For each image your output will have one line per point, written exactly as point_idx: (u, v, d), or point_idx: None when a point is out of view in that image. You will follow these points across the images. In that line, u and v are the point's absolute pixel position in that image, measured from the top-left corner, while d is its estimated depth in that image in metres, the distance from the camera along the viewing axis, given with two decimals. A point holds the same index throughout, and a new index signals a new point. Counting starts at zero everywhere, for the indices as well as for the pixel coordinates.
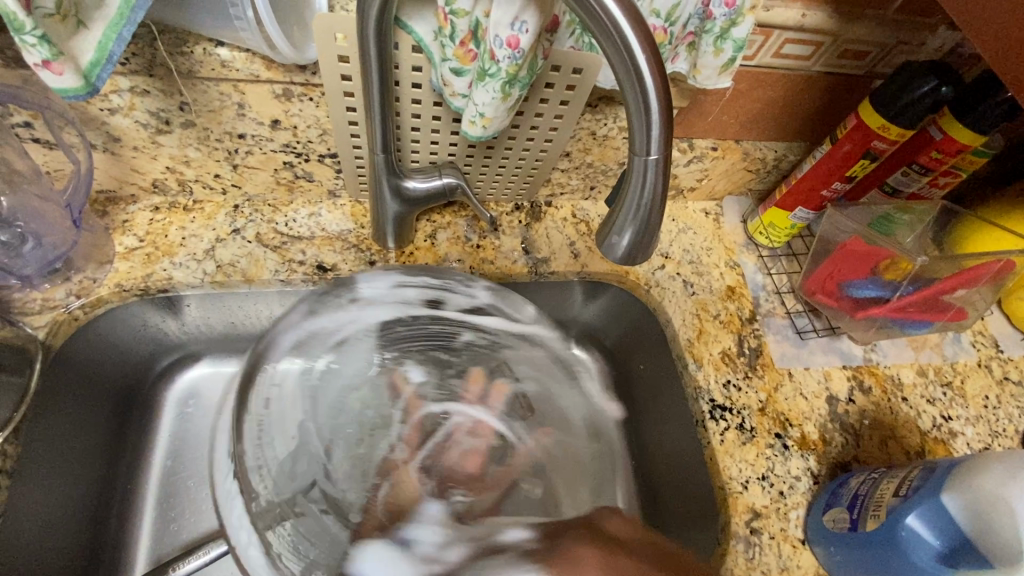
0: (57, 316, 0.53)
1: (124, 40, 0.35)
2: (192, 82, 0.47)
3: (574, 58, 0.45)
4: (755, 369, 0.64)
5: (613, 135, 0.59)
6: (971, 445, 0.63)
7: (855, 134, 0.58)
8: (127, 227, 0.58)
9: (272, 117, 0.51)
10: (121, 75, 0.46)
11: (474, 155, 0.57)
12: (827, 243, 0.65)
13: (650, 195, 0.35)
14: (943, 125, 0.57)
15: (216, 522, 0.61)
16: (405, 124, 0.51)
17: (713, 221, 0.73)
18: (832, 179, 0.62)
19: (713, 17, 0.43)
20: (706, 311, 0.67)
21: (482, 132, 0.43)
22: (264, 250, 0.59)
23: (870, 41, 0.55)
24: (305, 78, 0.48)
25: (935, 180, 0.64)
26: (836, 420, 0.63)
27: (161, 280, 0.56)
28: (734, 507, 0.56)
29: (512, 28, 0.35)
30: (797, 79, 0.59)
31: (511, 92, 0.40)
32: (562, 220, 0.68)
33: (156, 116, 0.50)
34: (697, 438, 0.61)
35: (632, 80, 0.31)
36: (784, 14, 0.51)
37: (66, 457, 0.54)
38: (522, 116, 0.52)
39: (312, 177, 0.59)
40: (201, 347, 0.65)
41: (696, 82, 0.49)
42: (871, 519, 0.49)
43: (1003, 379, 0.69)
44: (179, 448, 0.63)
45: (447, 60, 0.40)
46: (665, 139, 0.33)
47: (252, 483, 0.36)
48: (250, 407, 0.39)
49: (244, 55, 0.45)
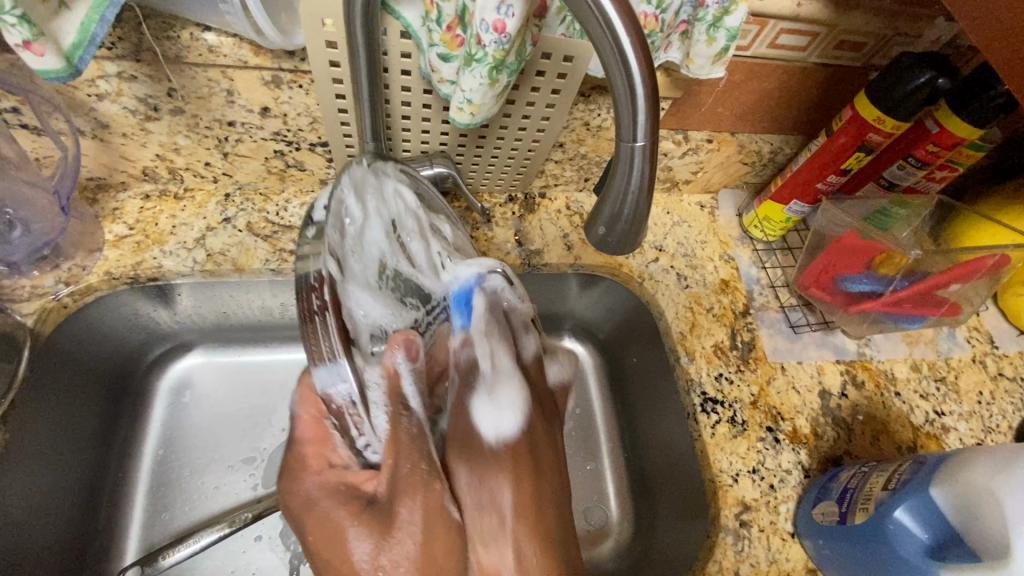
0: (45, 303, 0.53)
1: (107, 21, 0.35)
2: (180, 67, 0.47)
3: (565, 46, 0.45)
4: (747, 362, 0.64)
5: (607, 126, 0.59)
6: (963, 440, 0.63)
7: (850, 126, 0.57)
8: (117, 215, 0.57)
9: (261, 104, 0.51)
10: (108, 61, 0.46)
11: (466, 145, 0.56)
12: (821, 237, 0.64)
13: (638, 182, 0.35)
14: (940, 118, 0.56)
15: (208, 511, 0.61)
16: (396, 112, 0.51)
17: (708, 214, 0.73)
18: (828, 171, 0.62)
19: (705, 5, 0.43)
20: (699, 305, 0.66)
21: (471, 119, 0.43)
22: (255, 239, 0.59)
23: (866, 31, 0.54)
24: (295, 64, 0.48)
25: (931, 174, 0.64)
26: (828, 414, 0.62)
27: (150, 268, 0.56)
28: (725, 500, 0.56)
29: (498, 12, 0.35)
30: (793, 71, 0.58)
31: (499, 78, 0.39)
32: (556, 211, 0.67)
33: (144, 102, 0.50)
34: (688, 431, 0.61)
35: (616, 63, 0.31)
36: (779, 3, 0.50)
37: (53, 447, 0.54)
38: (513, 104, 0.51)
39: (302, 166, 0.59)
40: (192, 337, 0.65)
41: (689, 71, 0.49)
42: (860, 513, 0.49)
43: (996, 375, 0.69)
44: (169, 437, 0.63)
45: (434, 45, 0.40)
46: (651, 124, 0.33)
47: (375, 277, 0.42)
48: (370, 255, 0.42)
49: (232, 40, 0.45)
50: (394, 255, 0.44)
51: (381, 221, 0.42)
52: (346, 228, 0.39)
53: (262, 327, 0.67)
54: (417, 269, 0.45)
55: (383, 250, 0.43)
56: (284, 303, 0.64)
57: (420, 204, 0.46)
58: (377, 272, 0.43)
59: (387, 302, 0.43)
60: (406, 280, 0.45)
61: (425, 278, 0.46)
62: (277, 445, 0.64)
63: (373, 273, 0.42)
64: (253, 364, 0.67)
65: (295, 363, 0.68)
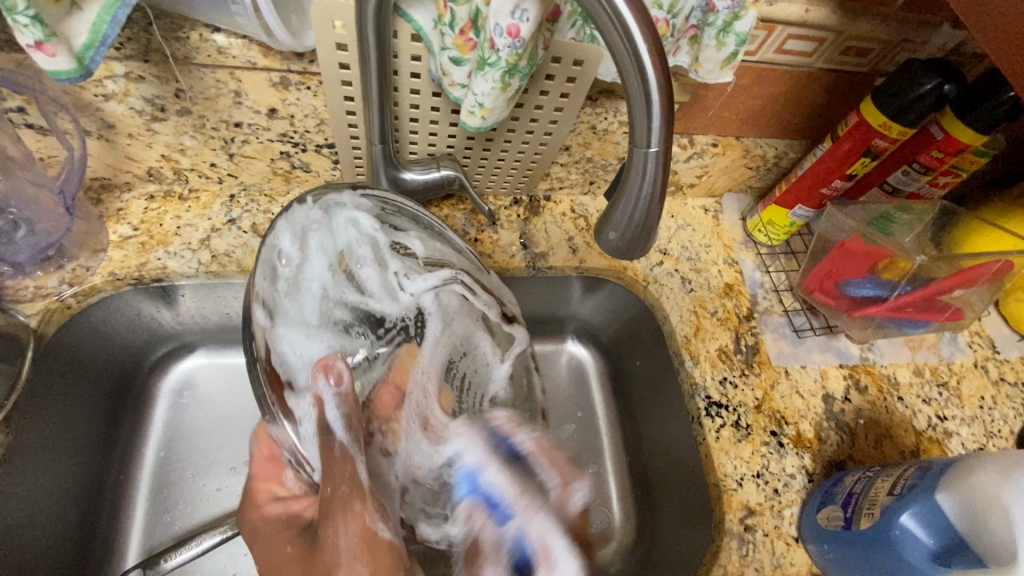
0: (50, 303, 0.53)
1: (118, 22, 0.34)
2: (188, 68, 0.47)
3: (575, 51, 0.45)
4: (751, 367, 0.64)
5: (614, 130, 0.59)
6: (966, 445, 0.63)
7: (856, 132, 0.57)
8: (122, 215, 0.57)
9: (268, 105, 0.51)
10: (116, 61, 0.45)
11: (473, 147, 0.56)
12: (825, 241, 0.65)
13: (650, 187, 0.35)
14: (945, 125, 0.57)
15: (210, 513, 0.60)
16: (404, 115, 0.51)
17: (713, 218, 0.73)
18: (833, 177, 0.62)
19: (716, 10, 0.43)
20: (704, 308, 0.67)
21: (481, 123, 0.43)
22: (260, 240, 0.59)
23: (872, 38, 0.54)
24: (304, 66, 0.48)
25: (935, 180, 0.64)
26: (832, 418, 0.63)
27: (154, 269, 0.56)
28: (729, 505, 0.56)
29: (512, 16, 0.35)
30: (799, 76, 0.59)
31: (511, 83, 0.39)
32: (561, 215, 0.67)
33: (151, 103, 0.49)
34: (693, 436, 0.61)
35: (632, 69, 0.31)
36: (788, 8, 0.51)
37: (56, 448, 0.53)
38: (522, 108, 0.51)
39: (308, 167, 0.59)
40: (195, 338, 0.65)
41: (697, 76, 0.49)
42: (865, 518, 0.49)
43: (998, 381, 0.69)
44: (171, 438, 0.63)
45: (447, 48, 0.40)
46: (665, 131, 0.33)
47: (311, 313, 0.43)
48: (309, 290, 0.44)
49: (241, 42, 0.45)
50: (338, 287, 0.44)
51: (337, 260, 0.45)
52: (279, 272, 0.43)
53: None
54: (365, 296, 0.46)
55: (328, 279, 0.44)
56: None
57: (379, 226, 0.46)
58: (320, 311, 0.44)
59: (332, 336, 0.44)
60: (353, 307, 0.45)
61: (375, 302, 0.46)
62: None
63: (320, 314, 0.44)
64: None
65: None
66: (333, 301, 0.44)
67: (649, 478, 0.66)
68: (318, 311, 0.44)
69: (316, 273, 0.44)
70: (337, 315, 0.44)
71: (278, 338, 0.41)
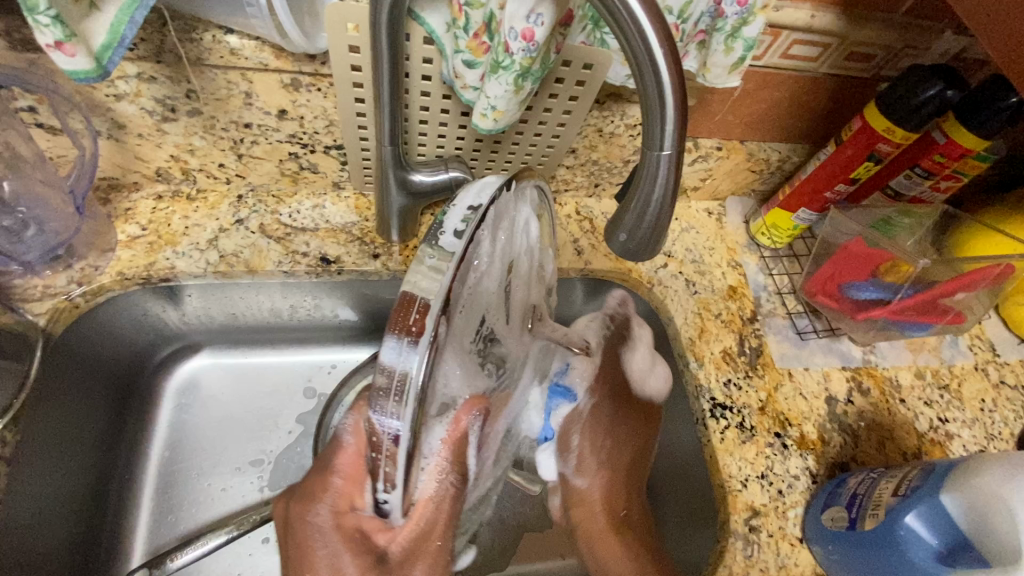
0: (58, 303, 0.53)
1: (137, 23, 0.35)
2: (200, 69, 0.47)
3: (584, 54, 0.45)
4: (755, 369, 0.65)
5: (620, 133, 0.59)
6: (967, 447, 0.64)
7: (859, 136, 0.58)
8: (130, 215, 0.57)
9: (279, 106, 0.51)
10: (129, 61, 0.46)
11: (481, 149, 0.56)
12: (828, 245, 0.65)
13: (662, 190, 0.35)
14: (947, 130, 0.57)
15: (216, 513, 0.60)
16: (413, 116, 0.51)
17: (716, 221, 0.73)
18: (836, 180, 0.63)
19: (724, 15, 0.43)
20: (708, 311, 0.67)
21: (493, 125, 0.43)
22: (267, 240, 0.59)
23: (876, 43, 0.55)
24: (315, 67, 0.48)
25: (937, 184, 0.64)
26: (835, 420, 0.63)
27: (162, 269, 0.56)
28: (734, 506, 0.57)
29: (527, 21, 0.35)
30: (804, 81, 0.59)
31: (523, 85, 0.40)
32: (566, 217, 0.68)
33: (162, 103, 0.50)
34: (698, 437, 0.61)
35: (647, 73, 0.31)
36: (793, 14, 0.51)
37: (62, 447, 0.53)
38: (530, 110, 0.52)
39: (316, 168, 0.59)
40: (201, 338, 0.65)
41: (705, 80, 0.49)
42: (870, 518, 0.49)
43: (998, 383, 0.69)
44: (176, 439, 0.63)
45: (460, 51, 0.40)
46: (679, 134, 0.33)
47: (470, 332, 0.36)
48: (480, 296, 0.36)
49: (254, 44, 0.45)
50: (493, 313, 0.39)
51: (500, 266, 0.38)
52: (475, 272, 0.34)
53: (272, 328, 0.66)
54: (502, 330, 0.42)
55: (491, 295, 0.38)
56: (295, 305, 0.64)
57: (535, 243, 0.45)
58: (475, 331, 0.37)
59: (471, 369, 0.37)
60: (494, 342, 0.41)
61: (507, 342, 0.43)
62: (284, 447, 0.64)
63: (473, 331, 0.36)
64: (261, 365, 0.67)
65: (304, 365, 0.68)
66: (488, 329, 0.39)
67: (653, 479, 0.67)
68: (479, 331, 0.37)
69: (489, 287, 0.37)
70: (484, 336, 0.39)
71: (443, 366, 0.32)
